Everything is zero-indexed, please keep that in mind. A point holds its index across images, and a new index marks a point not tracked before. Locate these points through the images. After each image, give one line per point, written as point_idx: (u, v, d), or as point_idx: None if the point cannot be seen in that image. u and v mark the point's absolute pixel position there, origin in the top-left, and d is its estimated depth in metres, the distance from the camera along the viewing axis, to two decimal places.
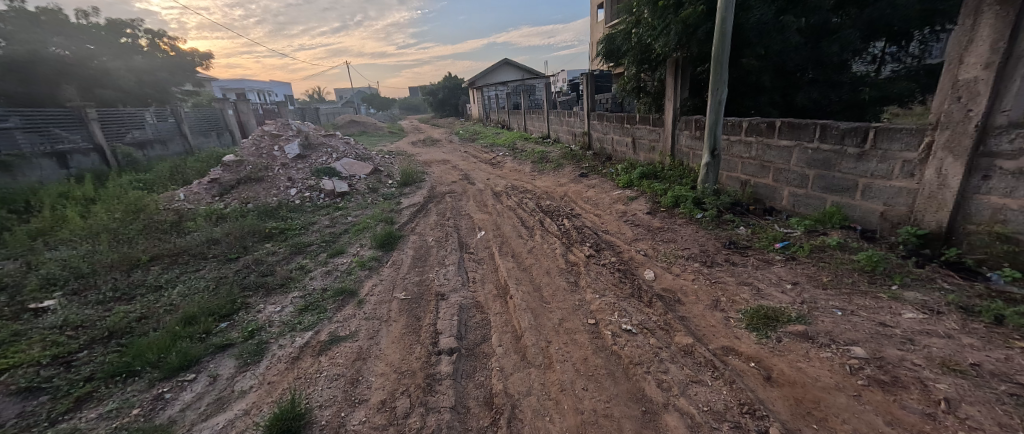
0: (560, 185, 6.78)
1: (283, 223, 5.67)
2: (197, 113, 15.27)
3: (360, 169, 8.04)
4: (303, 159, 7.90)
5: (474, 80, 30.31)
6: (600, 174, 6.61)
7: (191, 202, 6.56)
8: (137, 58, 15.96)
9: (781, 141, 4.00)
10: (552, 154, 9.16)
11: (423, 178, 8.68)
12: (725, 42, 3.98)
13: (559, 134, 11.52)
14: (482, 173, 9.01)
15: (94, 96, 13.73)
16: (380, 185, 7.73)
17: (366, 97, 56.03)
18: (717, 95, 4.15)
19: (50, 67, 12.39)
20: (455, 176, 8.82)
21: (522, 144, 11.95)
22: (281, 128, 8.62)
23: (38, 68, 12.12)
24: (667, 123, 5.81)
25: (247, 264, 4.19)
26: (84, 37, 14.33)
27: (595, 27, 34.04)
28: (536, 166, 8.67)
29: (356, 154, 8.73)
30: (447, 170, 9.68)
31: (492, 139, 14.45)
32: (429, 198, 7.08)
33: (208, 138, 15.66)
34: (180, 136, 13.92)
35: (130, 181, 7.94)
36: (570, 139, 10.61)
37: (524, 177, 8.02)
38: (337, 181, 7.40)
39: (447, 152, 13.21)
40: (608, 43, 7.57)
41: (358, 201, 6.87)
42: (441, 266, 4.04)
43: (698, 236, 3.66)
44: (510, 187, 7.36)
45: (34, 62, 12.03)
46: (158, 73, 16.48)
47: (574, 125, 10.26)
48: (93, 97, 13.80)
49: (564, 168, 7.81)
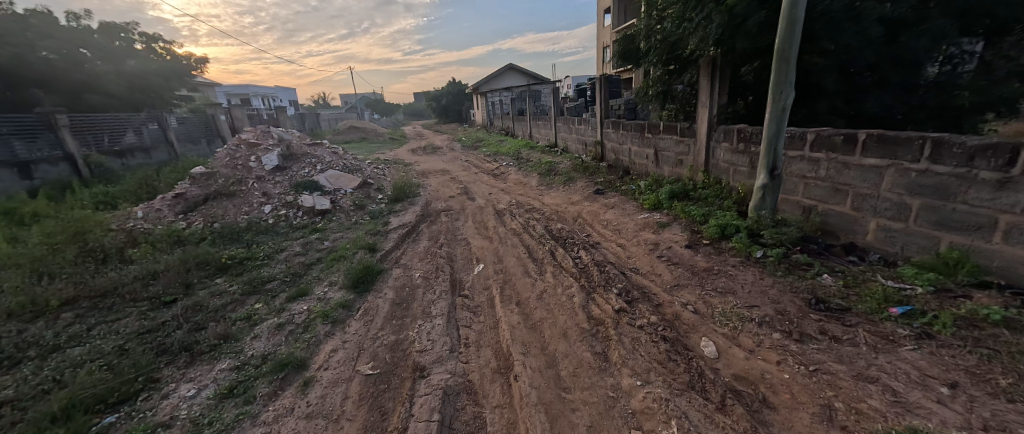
0: (571, 203, 5.89)
1: (246, 249, 4.85)
2: (186, 119, 14.53)
3: (346, 182, 7.20)
4: (283, 171, 7.12)
5: (478, 85, 29.61)
6: (618, 192, 5.70)
7: (149, 221, 5.86)
8: (131, 63, 15.43)
9: (866, 159, 3.09)
10: (561, 166, 8.29)
11: (417, 191, 7.84)
12: (794, 32, 3.08)
13: (568, 143, 10.66)
14: (482, 186, 8.18)
15: (83, 101, 13.14)
16: (368, 200, 6.90)
17: (371, 102, 55.88)
18: (782, 100, 3.24)
19: (37, 70, 11.84)
20: (452, 189, 7.99)
21: (528, 153, 11.11)
22: (260, 137, 7.86)
23: (24, 72, 11.57)
24: (701, 133, 4.90)
25: (178, 313, 3.28)
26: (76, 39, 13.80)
27: (603, 33, 33.61)
28: (543, 179, 7.82)
29: (343, 165, 7.90)
30: (445, 182, 8.85)
31: (496, 147, 13.65)
32: (422, 218, 6.25)
33: (197, 145, 14.94)
34: (165, 144, 13.19)
35: (92, 195, 7.29)
36: (580, 149, 9.73)
37: (529, 192, 7.16)
38: (318, 196, 6.57)
39: (447, 161, 12.41)
40: (624, 42, 6.69)
41: (340, 221, 6.02)
42: (423, 317, 3.15)
43: (766, 286, 2.74)
44: (511, 204, 6.52)
45: (20, 65, 11.49)
46: (153, 78, 15.92)
47: (584, 134, 9.38)
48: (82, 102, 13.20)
49: (574, 182, 6.93)
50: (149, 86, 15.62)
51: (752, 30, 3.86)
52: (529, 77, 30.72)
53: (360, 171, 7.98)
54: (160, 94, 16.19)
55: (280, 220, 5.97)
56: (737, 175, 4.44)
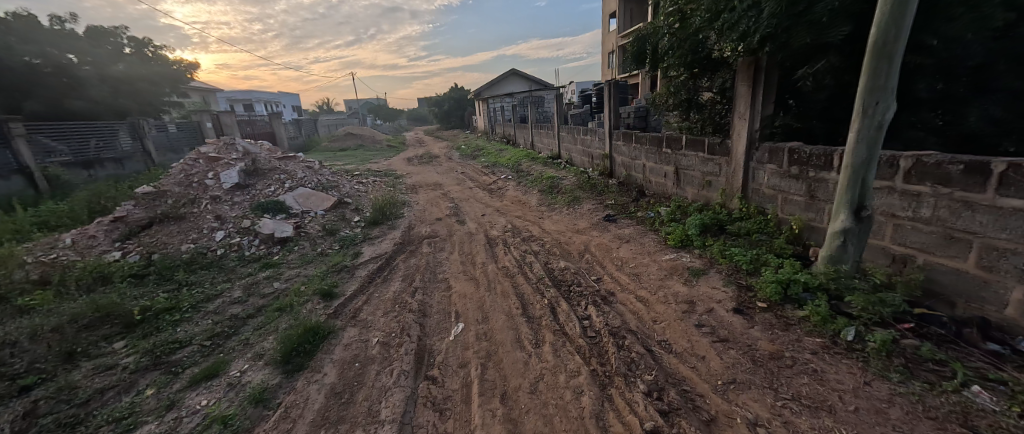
0: (575, 232, 4.97)
1: (172, 294, 4.00)
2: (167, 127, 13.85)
3: (316, 203, 6.29)
4: (245, 189, 6.26)
5: (479, 91, 28.91)
6: (632, 219, 4.76)
7: (76, 249, 5.17)
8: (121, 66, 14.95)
9: (1011, 201, 2.12)
10: (564, 182, 7.37)
11: (401, 211, 6.95)
12: (903, 16, 2.12)
13: (573, 155, 9.74)
14: (475, 204, 7.30)
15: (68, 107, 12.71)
16: (341, 224, 6.00)
17: (374, 108, 55.53)
18: (876, 114, 2.27)
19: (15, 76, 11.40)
20: (441, 208, 7.12)
21: (528, 164, 10.24)
22: (224, 151, 7.01)
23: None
24: (738, 150, 3.94)
25: (25, 412, 2.38)
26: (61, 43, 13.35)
27: (608, 38, 32.89)
28: (544, 199, 6.92)
29: (317, 181, 7.01)
30: (435, 199, 7.98)
31: (495, 158, 12.81)
32: (401, 247, 5.35)
33: (179, 154, 14.17)
34: (142, 153, 12.41)
35: (35, 216, 6.72)
36: (586, 161, 8.81)
37: (527, 215, 6.25)
38: (279, 221, 5.67)
39: (442, 173, 11.58)
40: (638, 42, 5.74)
41: (302, 252, 5.12)
42: (365, 424, 2.20)
43: (881, 403, 1.79)
44: (504, 231, 5.63)
45: None
46: (145, 81, 15.43)
47: (591, 146, 8.44)
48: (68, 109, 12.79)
49: (578, 204, 6.00)
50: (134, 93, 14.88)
51: (818, 21, 2.89)
52: (533, 83, 30.03)
53: (338, 188, 7.10)
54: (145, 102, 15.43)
55: (227, 255, 5.07)
56: (788, 206, 3.46)
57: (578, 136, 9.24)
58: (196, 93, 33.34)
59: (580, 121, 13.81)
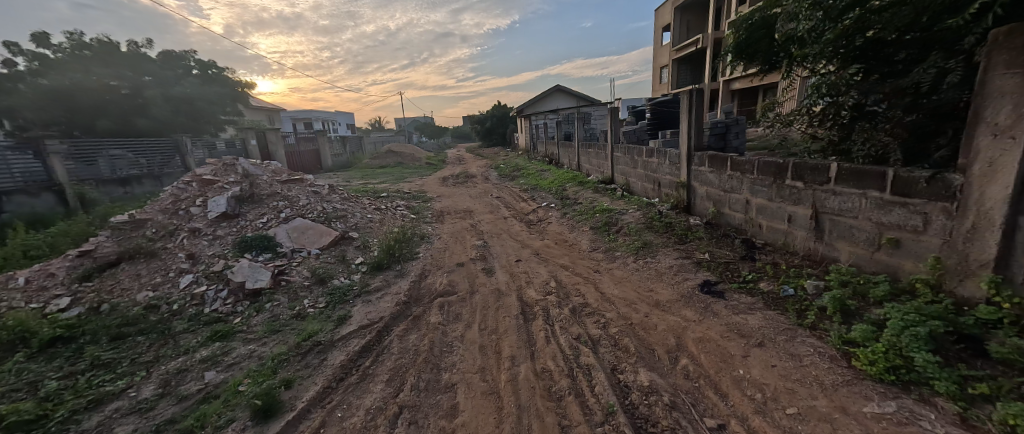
0: (652, 308, 3.28)
1: (63, 382, 2.75)
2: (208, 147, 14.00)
3: (311, 241, 4.99)
4: (233, 218, 5.05)
5: (522, 108, 27.81)
6: (752, 293, 3.00)
7: (25, 293, 4.08)
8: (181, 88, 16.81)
9: None
10: (626, 218, 5.63)
11: (417, 249, 5.57)
12: None
13: (632, 180, 7.98)
14: (511, 242, 5.77)
15: (131, 125, 14.51)
16: (336, 270, 4.66)
17: (419, 126, 56.67)
18: None
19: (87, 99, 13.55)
20: (466, 247, 5.63)
21: (575, 190, 8.64)
22: (222, 173, 5.79)
23: (75, 100, 13.34)
24: (994, 191, 2.22)
25: None
26: (133, 71, 15.68)
27: (662, 53, 31.06)
28: (600, 240, 5.27)
29: (322, 210, 5.76)
30: (461, 232, 6.57)
31: (536, 179, 11.28)
32: (404, 310, 3.90)
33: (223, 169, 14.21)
34: (181, 170, 12.04)
35: (34, 243, 5.92)
36: (650, 189, 7.07)
37: (577, 267, 4.59)
38: (258, 266, 4.26)
39: (475, 196, 10.22)
40: (745, 28, 4.04)
41: (273, 312, 3.77)
42: None
43: None
44: (545, 291, 4.01)
45: (70, 95, 13.28)
46: (199, 101, 17.03)
47: (660, 170, 6.66)
48: (132, 127, 14.58)
49: (653, 255, 4.25)
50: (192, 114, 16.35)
51: None
52: (578, 99, 28.63)
53: (345, 218, 5.83)
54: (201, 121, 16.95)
55: (178, 314, 3.73)
56: None
57: (641, 156, 7.50)
58: (259, 114, 35.30)
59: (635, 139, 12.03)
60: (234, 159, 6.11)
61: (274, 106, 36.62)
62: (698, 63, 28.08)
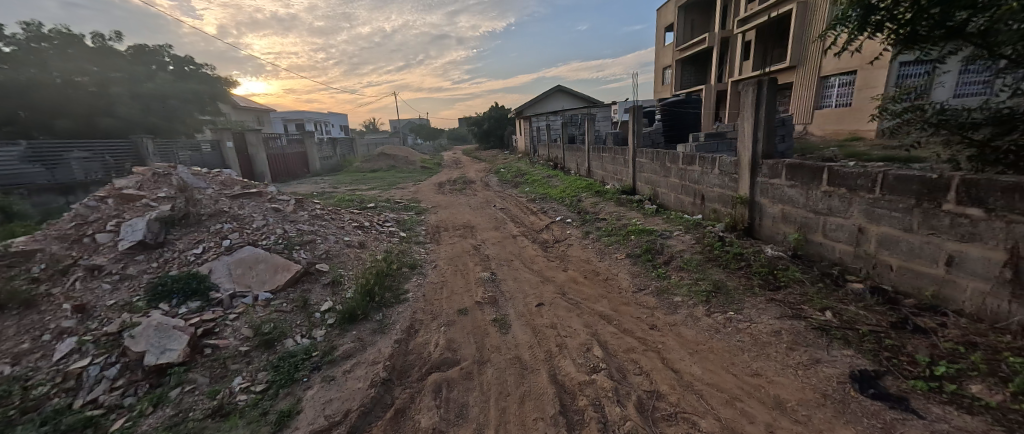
0: (779, 417, 2.03)
1: None
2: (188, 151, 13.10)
3: (258, 280, 3.68)
4: (154, 249, 3.74)
5: (522, 110, 26.63)
6: (971, 407, 1.80)
7: None
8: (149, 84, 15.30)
9: None
10: (675, 244, 4.38)
11: (406, 285, 4.30)
12: None
13: (663, 191, 6.74)
14: (526, 276, 4.52)
15: (95, 125, 13.04)
16: (289, 324, 3.36)
17: (414, 128, 55.35)
18: None
19: (46, 94, 12.06)
20: (470, 284, 4.33)
21: (594, 202, 7.42)
22: (151, 186, 4.46)
23: (32, 95, 11.83)
24: None
25: None
26: (96, 65, 14.12)
27: (665, 53, 30.10)
28: (645, 274, 4.03)
29: (282, 233, 4.44)
30: (462, 257, 5.31)
31: (544, 187, 10.07)
32: (381, 397, 2.61)
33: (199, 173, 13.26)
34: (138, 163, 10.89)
35: None
36: (691, 203, 5.85)
37: (623, 319, 3.33)
38: (172, 322, 2.97)
39: (477, 207, 8.97)
40: None
41: (178, 407, 2.47)
42: None
43: None
44: (588, 365, 2.74)
45: (27, 90, 11.76)
46: (171, 99, 15.58)
47: (706, 182, 5.43)
48: (96, 128, 13.11)
49: (737, 306, 2.99)
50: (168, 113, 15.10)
51: None
52: (580, 100, 27.51)
53: (313, 244, 4.53)
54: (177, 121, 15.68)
55: (26, 411, 2.41)
56: None
57: (676, 164, 6.27)
58: (248, 115, 33.97)
59: (652, 143, 10.83)
60: (170, 167, 4.80)
61: (264, 106, 35.33)
62: (703, 64, 27.06)
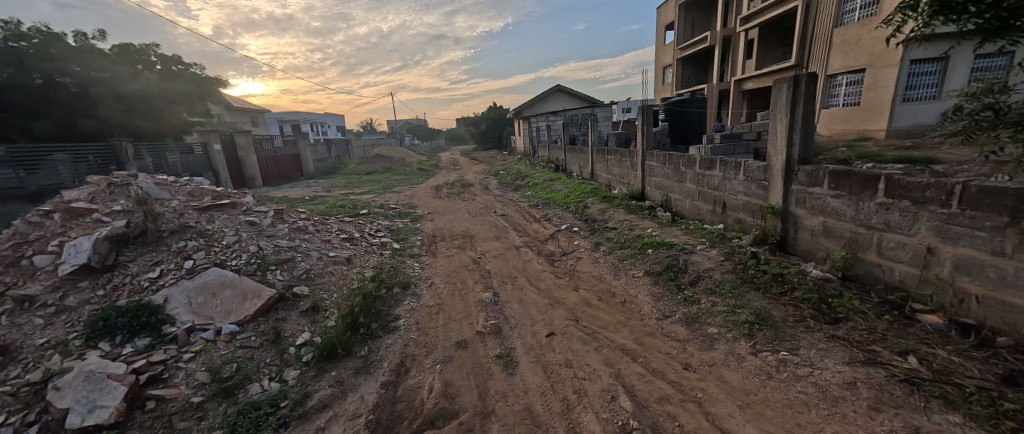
0: None
1: None
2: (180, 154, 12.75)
3: (222, 309, 3.16)
4: (102, 274, 3.23)
5: (520, 110, 26.12)
6: None
7: None
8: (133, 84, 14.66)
9: None
10: (700, 261, 3.88)
11: (397, 310, 3.79)
12: None
13: (677, 198, 6.25)
14: (533, 297, 4.03)
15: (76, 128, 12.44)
16: (256, 364, 2.84)
17: (411, 128, 54.84)
18: None
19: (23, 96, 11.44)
20: (469, 307, 3.82)
21: (602, 209, 6.93)
22: (107, 198, 3.94)
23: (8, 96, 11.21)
24: None
25: None
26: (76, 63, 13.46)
27: (665, 52, 29.69)
28: (669, 298, 3.53)
29: (255, 251, 3.92)
30: (460, 273, 4.81)
31: (546, 192, 9.59)
32: None
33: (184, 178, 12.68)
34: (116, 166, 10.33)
35: None
36: (710, 212, 5.36)
37: (650, 356, 2.83)
38: (108, 371, 2.46)
39: (476, 213, 8.48)
40: None
41: None
42: None
43: None
44: (616, 422, 2.24)
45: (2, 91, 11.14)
46: (156, 100, 14.95)
47: (728, 189, 4.94)
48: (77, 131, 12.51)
49: (790, 342, 2.50)
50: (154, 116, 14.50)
51: None
52: (580, 100, 27.06)
53: (292, 262, 4.00)
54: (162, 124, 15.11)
55: None
56: None
57: (691, 168, 5.80)
58: (243, 116, 33.41)
59: (658, 144, 10.35)
60: (130, 175, 4.28)
61: (258, 108, 34.77)
62: (704, 63, 26.62)
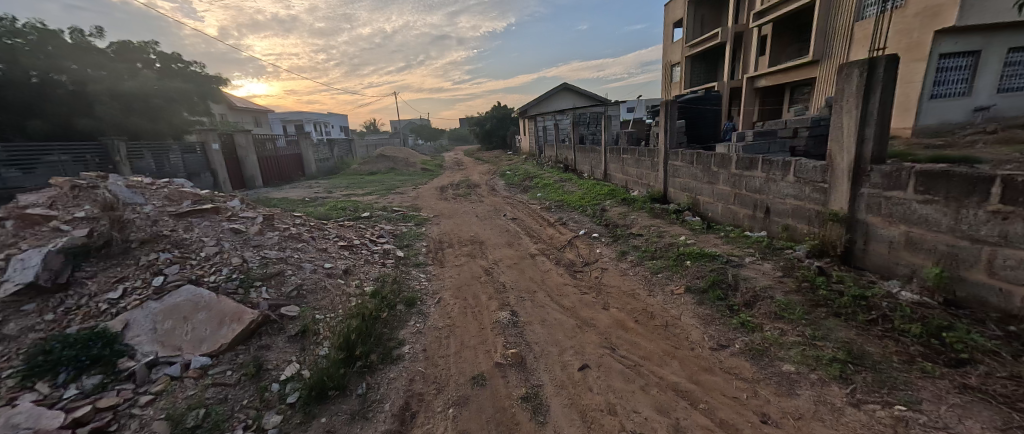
0: None
1: None
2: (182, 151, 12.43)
3: (192, 337, 2.65)
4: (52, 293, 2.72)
5: (526, 109, 25.52)
6: None
7: None
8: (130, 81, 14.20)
9: None
10: (754, 277, 3.32)
11: (400, 334, 3.26)
12: None
13: (707, 201, 5.69)
14: (557, 317, 3.48)
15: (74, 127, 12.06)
16: (229, 408, 2.32)
17: (415, 128, 54.46)
18: None
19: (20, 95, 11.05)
20: (485, 330, 3.29)
21: (623, 213, 6.38)
22: (69, 203, 3.44)
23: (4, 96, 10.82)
24: None
25: None
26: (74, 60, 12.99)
27: (673, 49, 29.05)
28: (722, 322, 2.98)
29: (238, 263, 3.40)
30: (471, 287, 4.28)
31: (559, 193, 9.04)
32: None
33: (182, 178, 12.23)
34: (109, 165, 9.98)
35: None
36: (750, 217, 4.79)
37: (714, 401, 2.27)
38: (39, 423, 1.95)
39: (484, 216, 7.96)
40: None
41: None
42: None
43: None
44: None
45: None
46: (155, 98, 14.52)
47: (774, 191, 4.37)
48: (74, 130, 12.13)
49: (908, 393, 1.97)
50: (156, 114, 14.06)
51: None
52: (587, 98, 26.48)
53: (281, 277, 3.48)
54: (163, 123, 14.64)
55: None
56: None
57: (725, 168, 5.24)
58: (246, 115, 33.05)
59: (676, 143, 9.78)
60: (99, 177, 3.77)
61: (262, 107, 34.42)
62: (715, 61, 25.96)
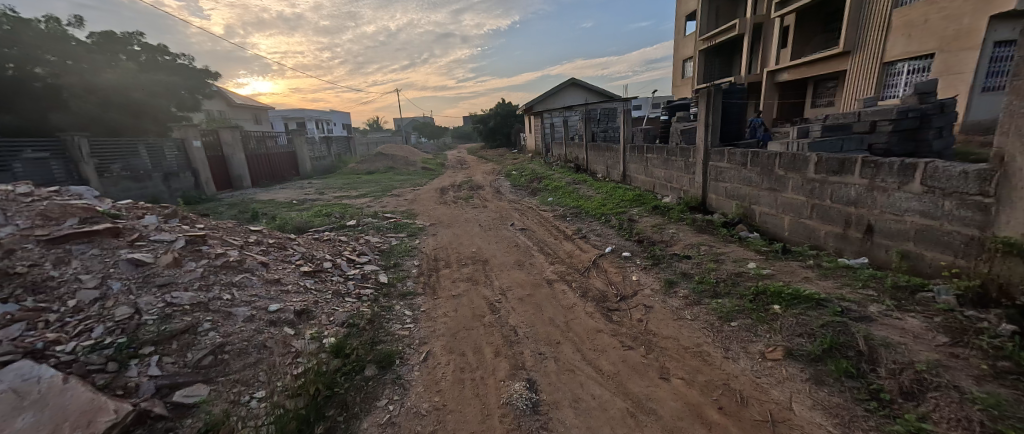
0: None
1: None
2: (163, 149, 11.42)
3: None
4: None
5: (532, 105, 24.26)
6: None
7: None
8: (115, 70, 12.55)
9: None
10: (902, 343, 2.17)
11: (364, 424, 2.16)
12: None
13: (766, 213, 4.56)
14: (601, 396, 2.36)
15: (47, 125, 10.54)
16: None
17: (417, 126, 53.30)
18: None
19: None
20: (491, 424, 2.16)
21: (656, 226, 5.25)
22: None
23: None
24: None
25: None
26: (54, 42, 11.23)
27: (685, 44, 27.73)
28: (878, 427, 1.84)
29: (124, 316, 2.29)
30: (473, 334, 3.18)
31: (573, 198, 7.93)
32: None
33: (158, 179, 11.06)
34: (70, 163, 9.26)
35: None
36: (836, 236, 3.66)
37: None
38: None
39: (489, 226, 6.86)
40: None
41: None
42: None
43: None
44: None
45: None
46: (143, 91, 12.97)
47: (883, 205, 3.21)
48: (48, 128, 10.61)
49: None
50: (145, 110, 12.78)
51: None
52: (595, 95, 25.26)
53: (190, 333, 2.36)
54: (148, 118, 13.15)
55: None
56: None
57: (796, 172, 4.08)
58: (245, 112, 32.07)
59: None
60: None
61: (261, 104, 33.34)
62: (730, 54, 24.60)
